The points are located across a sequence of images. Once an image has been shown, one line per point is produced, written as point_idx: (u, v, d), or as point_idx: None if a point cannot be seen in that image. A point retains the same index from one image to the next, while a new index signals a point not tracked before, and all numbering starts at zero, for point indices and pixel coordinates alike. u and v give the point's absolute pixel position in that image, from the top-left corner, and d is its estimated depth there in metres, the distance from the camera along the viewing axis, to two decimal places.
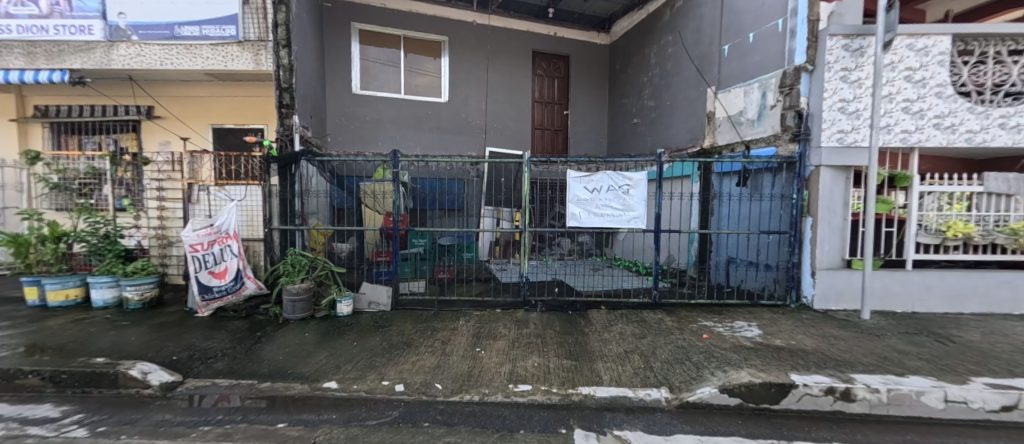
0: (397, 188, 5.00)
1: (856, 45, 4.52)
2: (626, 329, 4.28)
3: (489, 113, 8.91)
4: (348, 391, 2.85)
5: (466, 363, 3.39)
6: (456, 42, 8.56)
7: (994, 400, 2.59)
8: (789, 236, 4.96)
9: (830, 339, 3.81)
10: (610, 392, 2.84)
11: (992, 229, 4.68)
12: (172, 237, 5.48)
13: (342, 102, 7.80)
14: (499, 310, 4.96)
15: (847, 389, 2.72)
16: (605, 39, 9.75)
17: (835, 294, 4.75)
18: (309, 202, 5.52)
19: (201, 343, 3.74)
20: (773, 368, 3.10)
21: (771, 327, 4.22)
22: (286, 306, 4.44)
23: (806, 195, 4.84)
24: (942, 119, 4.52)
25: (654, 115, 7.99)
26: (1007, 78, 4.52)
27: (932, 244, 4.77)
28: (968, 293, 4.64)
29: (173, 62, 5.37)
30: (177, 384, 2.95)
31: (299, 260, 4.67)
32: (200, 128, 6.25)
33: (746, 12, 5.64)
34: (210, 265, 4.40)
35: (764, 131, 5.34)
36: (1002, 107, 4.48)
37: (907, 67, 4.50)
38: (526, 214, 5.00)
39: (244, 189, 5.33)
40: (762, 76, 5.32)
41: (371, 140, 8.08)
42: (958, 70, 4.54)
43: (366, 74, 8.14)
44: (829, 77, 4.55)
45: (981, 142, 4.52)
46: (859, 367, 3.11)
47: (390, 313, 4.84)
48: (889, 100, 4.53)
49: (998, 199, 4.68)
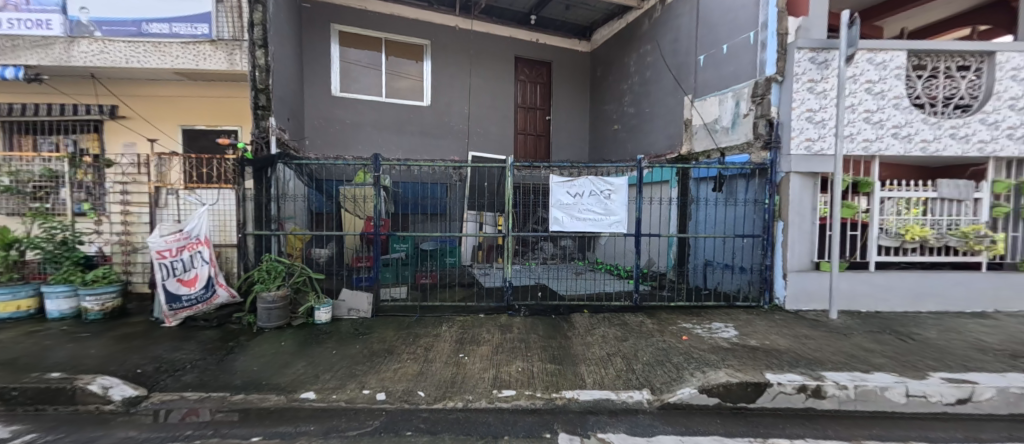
0: (378, 191, 4.83)
1: (822, 58, 4.76)
2: (608, 332, 4.33)
3: (472, 118, 8.92)
4: (327, 401, 2.77)
5: (449, 369, 3.35)
6: (439, 46, 8.54)
7: (950, 394, 2.78)
8: (762, 240, 5.16)
9: (801, 338, 3.97)
10: (593, 395, 2.88)
11: (946, 232, 4.99)
12: (136, 243, 5.31)
13: (322, 104, 7.64)
14: (482, 315, 4.95)
15: (818, 386, 2.85)
16: (587, 47, 9.94)
17: (805, 295, 4.96)
18: (285, 207, 5.41)
19: (169, 354, 3.56)
20: (749, 368, 3.20)
21: (747, 328, 4.35)
22: (260, 314, 4.28)
23: (777, 200, 5.05)
24: (900, 129, 4.81)
25: (633, 122, 8.17)
26: (957, 92, 4.85)
27: (893, 247, 5.04)
28: (926, 292, 4.93)
29: (139, 60, 5.11)
30: (142, 399, 2.79)
31: (274, 266, 4.56)
32: (169, 129, 5.98)
33: (720, 24, 5.85)
34: (178, 272, 4.21)
35: (738, 138, 5.54)
36: (953, 119, 4.81)
37: (868, 80, 4.78)
38: (509, 219, 4.92)
39: (216, 193, 5.14)
40: (735, 86, 5.54)
41: (351, 143, 7.94)
42: (913, 83, 4.85)
43: (347, 76, 7.99)
44: (797, 88, 4.77)
45: (935, 152, 4.84)
46: (828, 365, 3.25)
47: (371, 320, 4.74)
48: (852, 111, 4.79)
49: (950, 204, 5.00)
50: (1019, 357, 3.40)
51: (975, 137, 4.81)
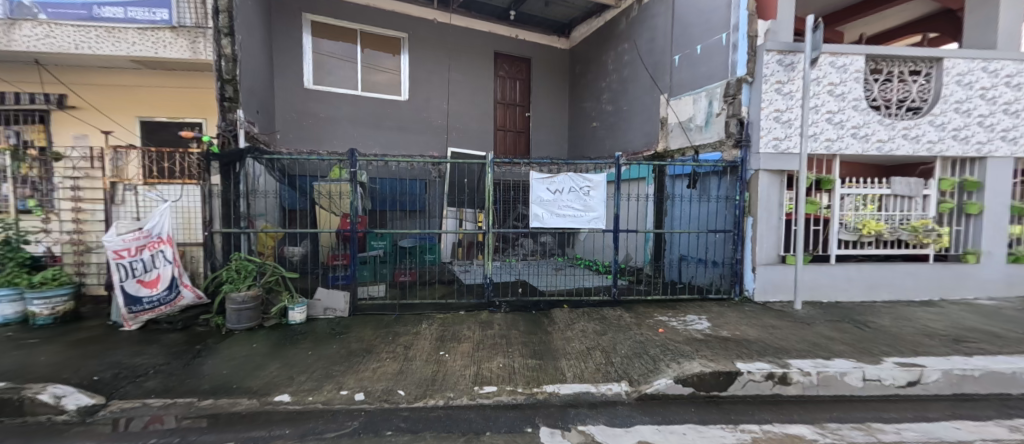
0: (355, 188, 4.72)
1: (789, 61, 4.97)
2: (588, 326, 4.40)
3: (451, 114, 8.82)
4: (302, 403, 2.69)
5: (430, 367, 3.32)
6: (417, 39, 8.38)
7: (902, 377, 2.99)
8: (733, 235, 5.37)
9: (769, 328, 4.16)
10: (574, 388, 2.93)
11: (899, 227, 5.33)
12: (90, 243, 4.98)
13: (294, 97, 7.35)
14: (463, 312, 4.92)
15: (784, 373, 3.00)
16: (566, 44, 9.99)
17: (772, 287, 5.20)
18: (255, 203, 5.20)
19: (130, 359, 3.36)
20: (721, 358, 3.33)
21: (719, 319, 4.52)
22: (229, 316, 4.10)
23: (747, 196, 5.27)
24: (858, 129, 5.09)
25: (611, 119, 8.29)
26: (909, 95, 5.18)
27: (851, 241, 5.34)
28: (880, 283, 5.27)
29: (91, 45, 4.75)
30: (100, 408, 2.63)
31: (244, 266, 4.38)
32: (126, 121, 5.62)
33: (694, 25, 6.00)
34: (138, 273, 3.97)
35: (711, 136, 5.71)
36: (905, 120, 5.13)
37: (830, 82, 5.03)
38: (489, 216, 4.89)
39: (180, 188, 4.86)
40: (708, 86, 5.70)
41: (326, 138, 7.70)
42: (870, 86, 5.14)
43: (320, 69, 7.72)
44: (766, 89, 4.97)
45: (889, 151, 5.15)
46: (793, 353, 3.43)
47: (348, 319, 4.63)
48: (816, 111, 5.04)
49: (902, 200, 5.35)
50: (961, 341, 3.69)
51: (925, 137, 5.15)
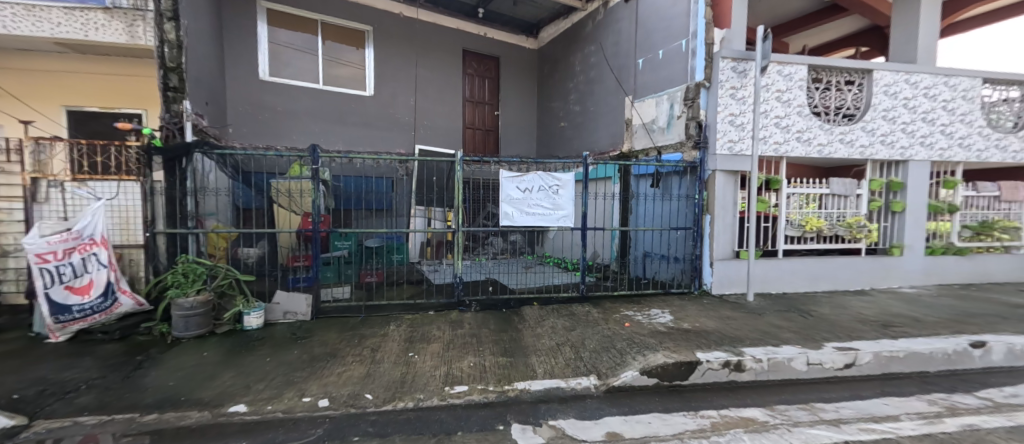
0: (317, 186, 4.51)
1: (741, 68, 5.32)
2: (558, 323, 4.47)
3: (418, 111, 8.65)
4: (261, 413, 2.54)
5: (399, 369, 3.24)
6: (382, 33, 8.13)
7: (839, 360, 3.28)
8: (692, 232, 5.65)
9: (725, 319, 4.43)
10: (544, 384, 2.97)
11: (836, 223, 5.83)
12: (5, 246, 4.43)
13: (248, 88, 6.92)
14: (432, 312, 4.84)
15: (739, 361, 3.19)
16: (534, 44, 10.07)
17: (727, 280, 5.53)
18: (204, 201, 4.85)
19: (57, 374, 3.03)
20: (682, 349, 3.50)
21: (680, 313, 4.75)
22: (175, 323, 3.80)
23: (705, 195, 5.57)
24: (802, 133, 5.52)
25: (579, 120, 8.45)
26: (845, 103, 5.67)
27: (796, 236, 5.78)
28: (821, 275, 5.74)
29: (6, 24, 4.22)
30: (21, 429, 2.33)
31: (193, 269, 4.08)
32: (50, 111, 5.06)
33: (656, 31, 6.24)
34: (66, 278, 3.58)
35: (672, 138, 5.96)
36: (841, 126, 5.62)
37: (778, 89, 5.41)
38: (459, 215, 4.83)
39: (115, 185, 4.40)
40: (670, 89, 5.95)
41: (284, 133, 7.31)
42: (812, 94, 5.58)
43: (277, 60, 7.30)
44: (722, 94, 5.28)
45: (828, 154, 5.62)
46: (746, 342, 3.66)
47: (310, 323, 4.43)
48: (766, 116, 5.40)
49: (839, 199, 5.86)
50: (888, 326, 4.11)
51: (858, 142, 5.67)
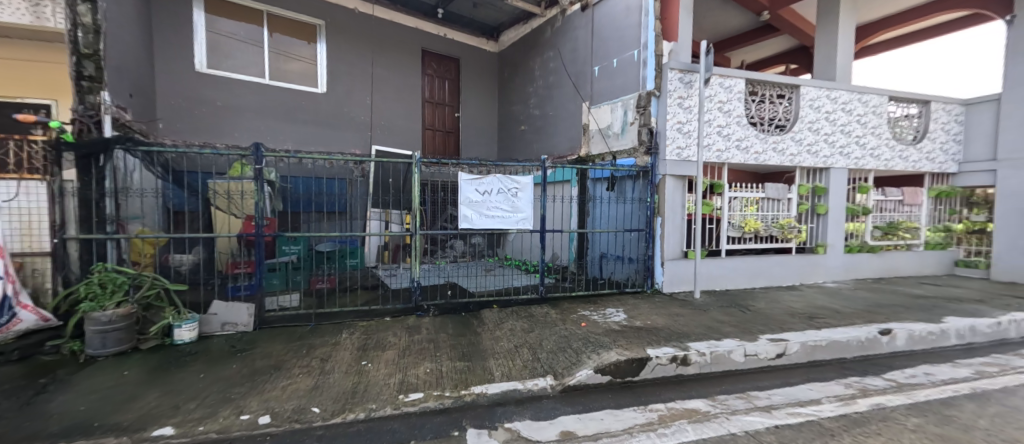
0: (262, 186, 4.22)
1: (687, 79, 5.68)
2: (516, 325, 4.50)
3: (376, 110, 8.39)
4: (190, 435, 2.32)
5: (350, 379, 3.10)
6: (336, 28, 7.79)
7: (772, 350, 3.57)
8: (645, 233, 5.92)
9: (674, 316, 4.67)
10: (501, 387, 2.96)
11: (771, 224, 6.35)
12: None
13: (183, 81, 6.36)
14: (388, 318, 4.70)
15: (685, 356, 3.37)
16: (495, 47, 10.12)
17: (677, 279, 5.85)
18: (127, 204, 4.40)
19: None
20: (634, 346, 3.64)
21: (633, 311, 4.94)
22: (90, 340, 3.39)
23: (657, 198, 5.86)
24: (741, 141, 5.96)
25: (539, 123, 8.57)
26: (777, 115, 6.19)
27: (736, 237, 6.23)
28: (759, 272, 6.23)
29: None
30: None
31: (112, 279, 3.68)
32: None
33: (611, 40, 6.49)
34: None
35: (626, 143, 6.20)
36: (775, 135, 6.14)
37: (719, 100, 5.82)
38: (416, 217, 4.70)
39: (12, 185, 3.82)
40: (623, 96, 6.20)
41: (224, 129, 6.79)
42: (749, 105, 6.05)
43: (217, 51, 6.77)
44: (670, 103, 5.61)
45: (764, 161, 6.11)
46: (692, 337, 3.88)
47: (252, 333, 4.13)
48: (709, 125, 5.79)
49: (774, 202, 6.39)
50: (814, 317, 4.53)
51: (788, 150, 6.22)
